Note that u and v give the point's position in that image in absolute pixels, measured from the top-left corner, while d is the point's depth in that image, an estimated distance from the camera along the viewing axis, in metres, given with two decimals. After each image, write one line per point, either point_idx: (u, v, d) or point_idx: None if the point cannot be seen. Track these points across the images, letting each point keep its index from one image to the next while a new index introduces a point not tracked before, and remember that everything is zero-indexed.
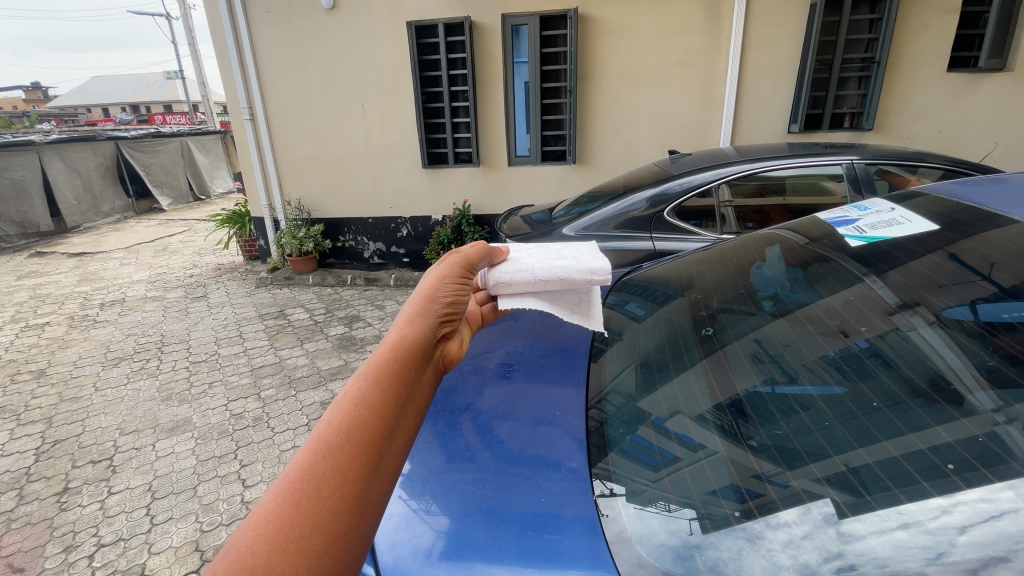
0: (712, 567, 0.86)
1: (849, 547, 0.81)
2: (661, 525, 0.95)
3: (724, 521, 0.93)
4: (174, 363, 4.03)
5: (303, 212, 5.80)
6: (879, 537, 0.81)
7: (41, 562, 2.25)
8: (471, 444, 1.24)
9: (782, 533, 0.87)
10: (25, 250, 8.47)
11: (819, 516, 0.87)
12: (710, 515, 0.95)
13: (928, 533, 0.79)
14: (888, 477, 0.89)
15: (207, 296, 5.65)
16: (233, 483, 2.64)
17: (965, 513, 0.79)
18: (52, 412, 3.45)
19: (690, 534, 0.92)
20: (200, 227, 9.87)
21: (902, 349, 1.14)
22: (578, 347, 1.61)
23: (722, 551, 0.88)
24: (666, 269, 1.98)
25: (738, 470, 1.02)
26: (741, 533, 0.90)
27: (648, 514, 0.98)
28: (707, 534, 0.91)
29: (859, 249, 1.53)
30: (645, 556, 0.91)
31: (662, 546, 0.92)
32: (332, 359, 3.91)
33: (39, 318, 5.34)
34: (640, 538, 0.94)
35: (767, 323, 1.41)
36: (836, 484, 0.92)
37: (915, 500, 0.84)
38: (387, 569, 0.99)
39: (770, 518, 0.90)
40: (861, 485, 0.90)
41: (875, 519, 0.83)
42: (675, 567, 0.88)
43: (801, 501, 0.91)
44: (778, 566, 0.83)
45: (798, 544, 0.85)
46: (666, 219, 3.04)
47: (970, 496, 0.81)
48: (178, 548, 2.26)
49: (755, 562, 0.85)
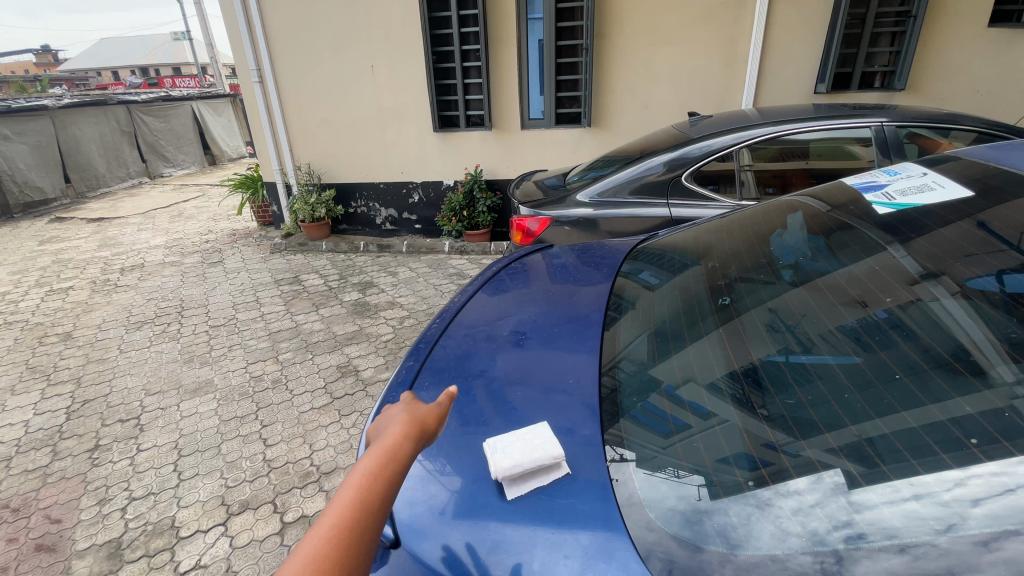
0: (721, 533, 0.88)
1: (859, 516, 0.83)
2: (670, 490, 0.97)
3: (734, 488, 0.94)
4: (194, 327, 4.12)
5: (314, 177, 5.78)
6: (891, 507, 0.82)
7: (76, 514, 2.36)
8: (484, 410, 1.25)
9: (792, 501, 0.89)
10: (44, 215, 8.60)
11: (830, 485, 0.88)
12: (721, 481, 0.96)
13: (939, 505, 0.80)
14: (904, 449, 0.89)
15: (223, 261, 5.73)
16: (255, 443, 2.73)
17: (978, 487, 0.80)
18: (80, 373, 3.58)
19: (698, 499, 0.94)
20: (213, 192, 9.91)
21: (923, 319, 1.11)
22: (592, 315, 1.57)
23: (731, 517, 0.90)
24: (683, 237, 1.93)
25: (749, 438, 1.02)
26: (752, 499, 0.91)
27: (659, 481, 0.99)
28: (716, 500, 0.93)
29: (887, 216, 1.47)
30: (655, 520, 0.93)
31: (671, 511, 0.94)
32: (347, 325, 3.96)
33: (63, 281, 5.48)
34: (651, 503, 0.96)
35: (786, 293, 1.37)
36: (849, 455, 0.92)
37: (931, 471, 0.84)
38: (404, 526, 1.03)
39: (779, 485, 0.91)
40: (875, 455, 0.90)
41: (887, 489, 0.84)
42: (684, 531, 0.90)
43: (813, 470, 0.92)
44: (786, 532, 0.85)
45: (808, 512, 0.86)
46: (684, 184, 2.96)
47: (985, 470, 0.81)
48: (205, 502, 2.37)
49: (763, 528, 0.87)
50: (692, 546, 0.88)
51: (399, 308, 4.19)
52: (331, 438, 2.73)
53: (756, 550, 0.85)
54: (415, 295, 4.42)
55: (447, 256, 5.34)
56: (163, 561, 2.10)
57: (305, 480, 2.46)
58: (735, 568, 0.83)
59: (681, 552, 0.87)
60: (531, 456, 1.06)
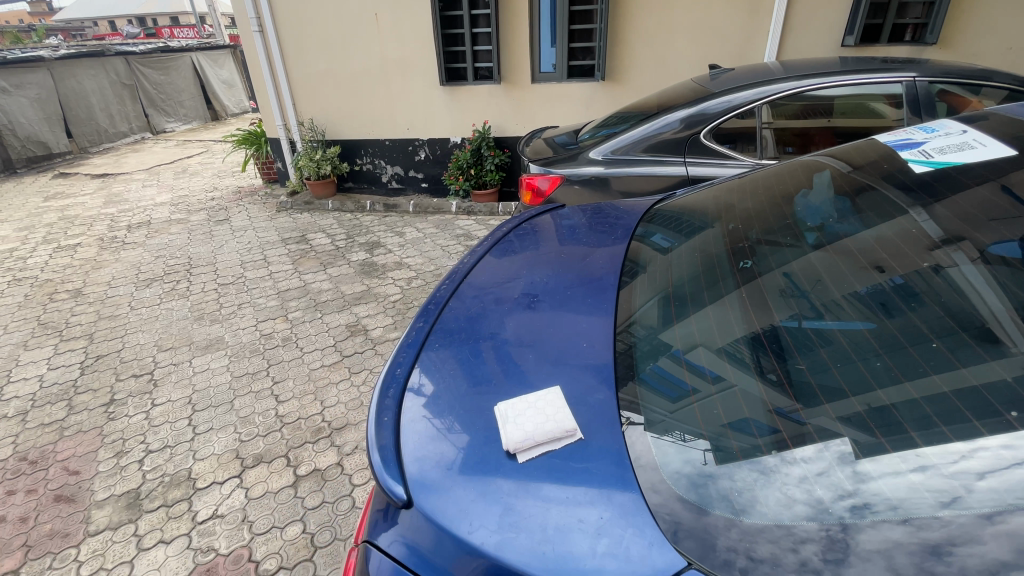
0: (725, 497, 0.88)
1: (864, 487, 0.83)
2: (676, 454, 0.96)
3: (740, 454, 0.93)
4: (203, 285, 4.14)
5: (318, 133, 5.65)
6: (894, 478, 0.82)
7: (95, 466, 2.44)
8: (496, 373, 1.22)
9: (798, 469, 0.88)
10: (49, 171, 8.54)
11: (835, 454, 0.88)
12: (727, 446, 0.95)
13: (943, 477, 0.80)
14: (912, 420, 0.88)
15: (229, 219, 5.68)
16: (267, 399, 2.78)
17: (985, 460, 0.80)
18: (92, 329, 3.62)
19: (704, 463, 0.93)
20: (217, 148, 9.75)
21: (939, 285, 1.08)
22: (606, 278, 1.52)
23: (736, 481, 0.90)
24: (701, 199, 1.86)
25: (754, 404, 1.00)
26: (757, 466, 0.91)
27: (665, 444, 0.98)
28: (722, 465, 0.93)
29: (923, 174, 1.38)
30: (660, 482, 0.92)
31: (677, 474, 0.93)
32: (355, 284, 3.96)
33: (71, 238, 5.48)
34: (656, 465, 0.95)
35: (804, 257, 1.32)
36: (856, 424, 0.91)
37: (935, 444, 0.84)
38: (414, 480, 1.01)
39: (784, 453, 0.91)
40: (879, 426, 0.90)
41: (891, 461, 0.84)
42: (689, 493, 0.90)
43: (818, 439, 0.91)
44: (792, 499, 0.85)
45: (813, 479, 0.86)
46: (702, 141, 2.84)
47: (993, 442, 0.81)
48: (220, 455, 2.44)
49: (769, 495, 0.87)
50: (697, 509, 0.88)
51: (407, 269, 4.16)
52: (342, 395, 2.77)
53: (761, 516, 0.85)
54: (423, 256, 4.38)
55: (455, 216, 5.26)
56: (181, 511, 2.18)
57: (317, 435, 2.51)
58: (740, 532, 0.84)
59: (687, 514, 0.87)
60: (544, 430, 1.03)
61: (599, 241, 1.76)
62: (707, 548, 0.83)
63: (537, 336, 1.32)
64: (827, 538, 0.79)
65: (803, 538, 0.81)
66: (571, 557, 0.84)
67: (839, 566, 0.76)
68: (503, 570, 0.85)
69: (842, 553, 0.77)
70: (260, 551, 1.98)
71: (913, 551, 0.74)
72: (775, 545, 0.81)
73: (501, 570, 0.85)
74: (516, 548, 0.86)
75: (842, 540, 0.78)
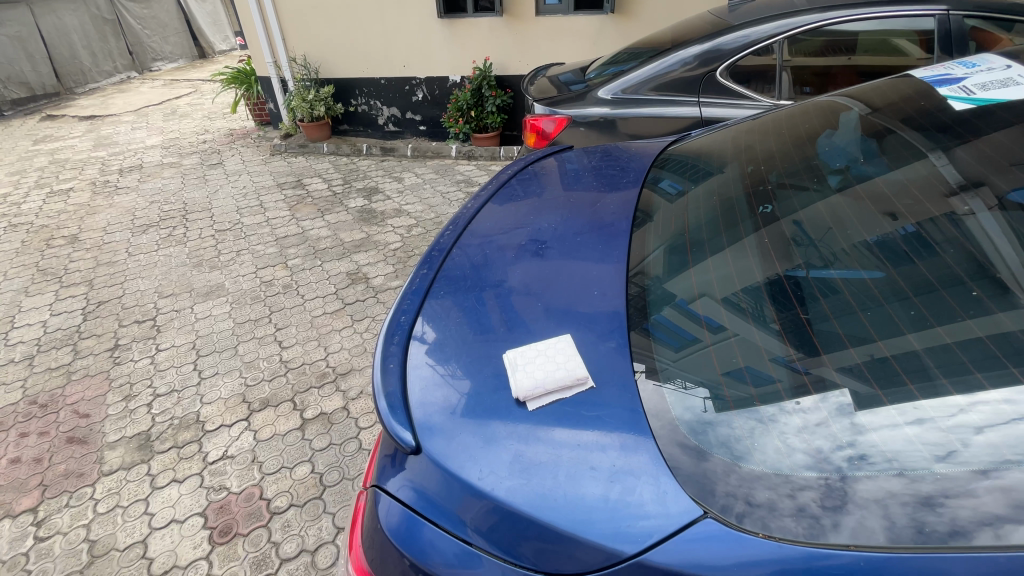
0: (724, 444, 0.88)
1: (862, 438, 0.82)
2: (676, 401, 0.95)
3: (741, 402, 0.92)
4: (200, 231, 4.07)
5: (310, 71, 5.38)
6: (892, 430, 0.82)
7: (104, 409, 2.48)
8: (502, 321, 1.19)
9: (797, 419, 0.87)
10: (35, 113, 8.23)
11: (835, 405, 0.87)
12: (727, 394, 0.94)
13: (941, 431, 0.80)
14: (911, 371, 0.87)
15: (223, 163, 5.52)
16: (270, 345, 2.80)
17: (984, 413, 0.79)
18: (92, 275, 3.60)
19: (705, 411, 0.93)
20: (206, 88, 9.34)
21: (952, 234, 1.04)
22: (617, 224, 1.47)
23: (735, 429, 0.89)
24: (715, 141, 1.77)
25: (755, 353, 0.99)
26: (757, 415, 0.90)
27: (664, 391, 0.97)
28: (721, 412, 0.92)
29: (963, 113, 1.29)
30: (659, 429, 0.92)
31: (677, 421, 0.92)
32: (354, 231, 3.89)
33: (62, 182, 5.35)
34: (657, 411, 0.94)
35: (818, 203, 1.26)
36: (856, 374, 0.90)
37: (932, 397, 0.83)
38: (420, 425, 1.01)
39: (784, 402, 0.90)
40: (878, 377, 0.88)
41: (888, 413, 0.83)
42: (688, 438, 0.89)
43: (818, 389, 0.90)
44: (792, 448, 0.85)
45: (812, 430, 0.85)
46: (718, 80, 2.69)
47: (993, 397, 0.80)
48: (227, 399, 2.48)
49: (768, 443, 0.86)
50: (698, 454, 0.87)
51: (407, 216, 4.07)
52: (346, 342, 2.78)
53: (759, 463, 0.84)
54: (422, 203, 4.28)
55: (454, 161, 5.10)
56: (192, 452, 2.24)
57: (321, 380, 2.54)
58: (740, 478, 0.83)
59: (687, 459, 0.87)
60: (554, 377, 1.01)
61: (608, 187, 1.68)
62: (706, 492, 0.83)
63: (548, 283, 1.28)
64: (826, 485, 0.79)
65: (802, 485, 0.81)
66: (583, 503, 0.84)
67: (837, 513, 0.77)
68: (513, 513, 0.86)
69: (841, 501, 0.77)
70: (271, 490, 2.06)
71: (908, 502, 0.75)
72: (773, 491, 0.81)
73: (512, 513, 0.86)
74: (527, 494, 0.87)
75: (841, 488, 0.79)
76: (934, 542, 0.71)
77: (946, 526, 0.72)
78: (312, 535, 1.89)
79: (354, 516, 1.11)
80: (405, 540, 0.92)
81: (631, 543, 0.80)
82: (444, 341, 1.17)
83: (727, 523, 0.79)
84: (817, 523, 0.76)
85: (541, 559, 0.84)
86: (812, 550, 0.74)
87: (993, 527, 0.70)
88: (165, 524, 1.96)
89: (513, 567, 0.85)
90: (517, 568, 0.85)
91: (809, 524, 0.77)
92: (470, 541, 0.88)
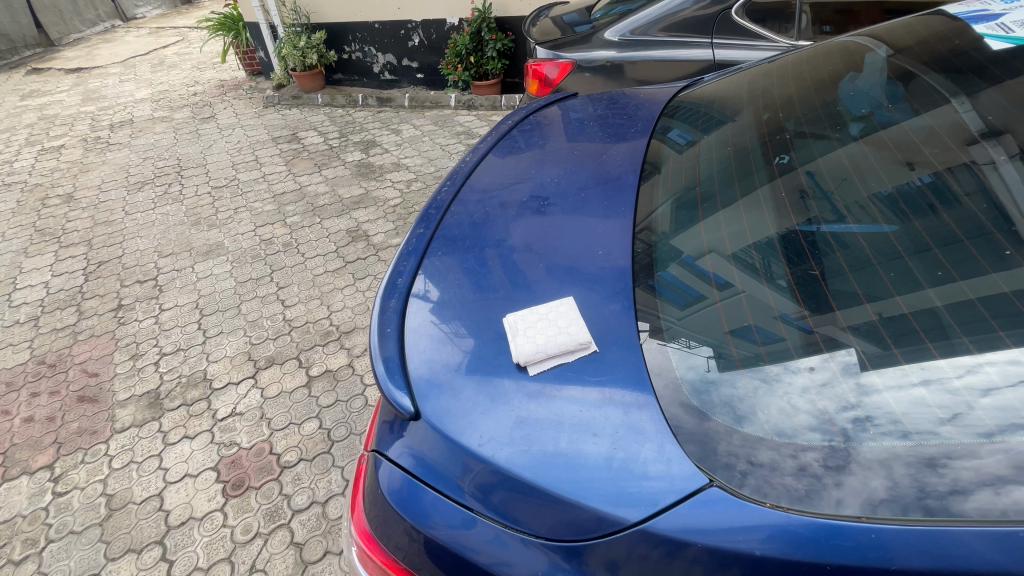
0: (727, 403, 0.87)
1: (867, 400, 0.81)
2: (679, 360, 0.93)
3: (746, 361, 0.90)
4: (196, 187, 3.99)
5: (300, 16, 5.15)
6: (897, 392, 0.80)
7: (112, 368, 2.51)
8: (502, 281, 1.16)
9: (801, 379, 0.86)
10: (20, 66, 7.92)
11: (839, 365, 0.85)
12: (730, 354, 0.92)
13: (949, 392, 0.78)
14: (921, 329, 0.85)
15: (215, 116, 5.34)
16: (273, 304, 2.79)
17: (991, 374, 0.77)
18: (90, 235, 3.56)
19: (707, 370, 0.91)
20: (194, 36, 8.90)
21: (974, 185, 0.99)
22: (624, 177, 1.40)
23: (738, 389, 0.88)
24: (729, 86, 1.67)
25: (763, 311, 0.96)
26: (760, 374, 0.88)
27: (667, 350, 0.95)
28: (725, 372, 0.90)
29: (998, 54, 1.20)
30: (662, 389, 0.90)
31: (680, 380, 0.91)
32: (352, 187, 3.79)
33: (53, 139, 5.21)
34: (658, 371, 0.92)
35: (835, 152, 1.20)
36: (863, 333, 0.87)
37: (945, 356, 0.81)
38: (421, 382, 1.01)
39: (789, 362, 0.88)
40: (891, 336, 0.86)
41: (897, 373, 0.81)
42: (691, 399, 0.88)
43: (823, 349, 0.87)
44: (795, 409, 0.83)
45: (816, 391, 0.84)
46: (732, 19, 2.53)
47: (1004, 357, 0.78)
48: (232, 357, 2.50)
49: (771, 404, 0.85)
50: (699, 414, 0.86)
51: (405, 170, 3.97)
52: (347, 300, 2.78)
53: (761, 424, 0.83)
54: (421, 156, 4.16)
55: (453, 111, 4.91)
56: (201, 409, 2.28)
57: (325, 338, 2.56)
58: (742, 439, 0.83)
59: (688, 419, 0.86)
60: (556, 342, 0.99)
61: (615, 138, 1.59)
62: (707, 451, 0.82)
63: (553, 241, 1.23)
64: (829, 447, 0.79)
65: (804, 447, 0.80)
66: (584, 466, 0.84)
67: (839, 473, 0.76)
68: (513, 477, 0.86)
69: (843, 461, 0.77)
70: (281, 445, 2.10)
71: (910, 463, 0.74)
72: (775, 451, 0.80)
73: (511, 476, 0.86)
74: (528, 457, 0.87)
75: (843, 449, 0.78)
76: (933, 504, 0.71)
77: (946, 486, 0.71)
78: (321, 488, 1.95)
79: (356, 477, 1.13)
80: (407, 504, 0.93)
81: (633, 508, 0.80)
82: (447, 302, 1.14)
83: (729, 490, 0.78)
84: (818, 482, 0.76)
85: (538, 522, 0.84)
86: (813, 515, 0.74)
87: (994, 487, 0.69)
88: (179, 479, 2.03)
89: (511, 529, 0.86)
90: (515, 530, 0.86)
91: (809, 483, 0.76)
92: (470, 505, 0.89)
